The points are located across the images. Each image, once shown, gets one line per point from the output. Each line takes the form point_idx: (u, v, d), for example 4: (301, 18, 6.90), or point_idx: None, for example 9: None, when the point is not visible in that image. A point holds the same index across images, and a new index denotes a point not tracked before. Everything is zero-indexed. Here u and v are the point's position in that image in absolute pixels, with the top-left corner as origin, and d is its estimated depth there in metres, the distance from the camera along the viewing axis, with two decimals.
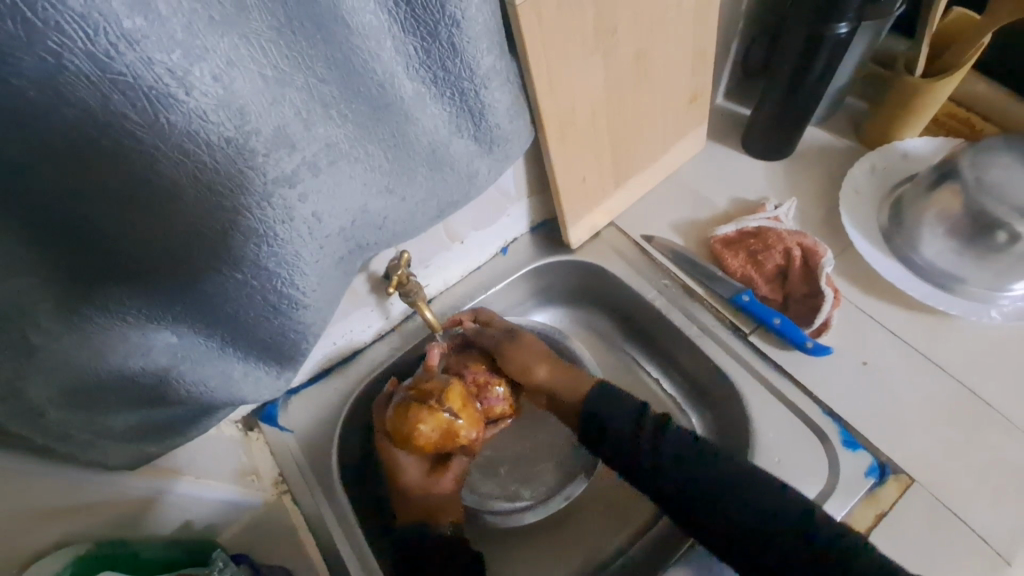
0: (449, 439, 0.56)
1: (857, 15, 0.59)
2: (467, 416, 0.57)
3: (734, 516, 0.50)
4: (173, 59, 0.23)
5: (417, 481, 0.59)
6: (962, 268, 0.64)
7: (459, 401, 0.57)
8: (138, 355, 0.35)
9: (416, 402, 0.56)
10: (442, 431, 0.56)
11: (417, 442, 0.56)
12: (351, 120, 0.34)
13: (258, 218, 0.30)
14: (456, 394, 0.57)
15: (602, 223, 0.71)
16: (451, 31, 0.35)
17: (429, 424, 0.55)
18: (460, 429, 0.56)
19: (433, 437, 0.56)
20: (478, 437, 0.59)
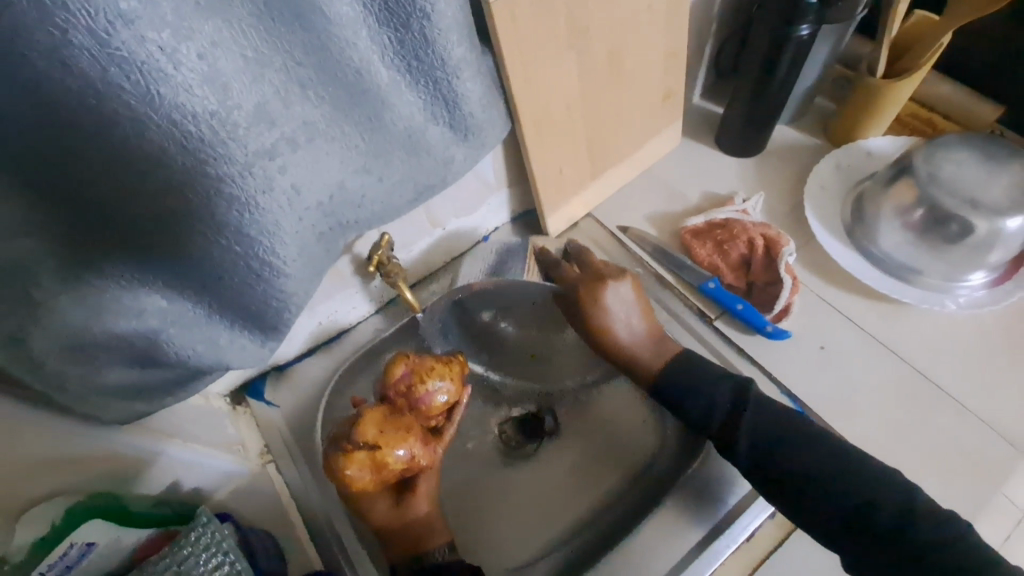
0: (382, 469, 0.53)
1: (818, 17, 0.62)
2: (388, 439, 0.53)
3: (805, 478, 0.51)
4: (163, 38, 0.27)
5: (389, 518, 0.56)
6: (917, 260, 0.67)
7: (375, 426, 0.53)
8: (131, 316, 0.38)
9: (335, 449, 0.53)
10: (369, 467, 0.52)
11: (357, 486, 0.53)
12: (327, 102, 0.37)
13: (239, 186, 0.33)
14: (370, 422, 0.53)
15: (579, 215, 0.75)
16: (422, 24, 0.38)
17: (353, 467, 0.52)
18: (384, 456, 0.52)
19: (363, 476, 0.52)
20: (416, 451, 0.54)
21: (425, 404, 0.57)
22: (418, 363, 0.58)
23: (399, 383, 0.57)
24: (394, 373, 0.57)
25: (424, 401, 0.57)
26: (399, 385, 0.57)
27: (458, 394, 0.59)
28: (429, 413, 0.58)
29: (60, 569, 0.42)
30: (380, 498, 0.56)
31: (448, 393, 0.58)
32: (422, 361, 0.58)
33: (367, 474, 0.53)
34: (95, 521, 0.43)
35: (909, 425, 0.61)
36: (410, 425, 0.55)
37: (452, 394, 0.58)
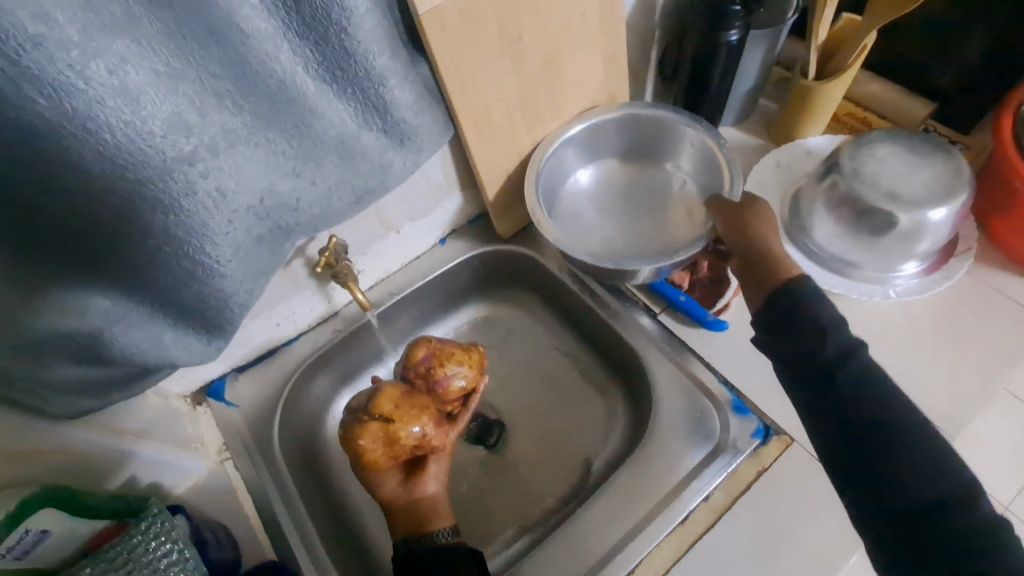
0: (394, 444, 0.58)
1: (745, 23, 0.66)
2: (403, 416, 0.58)
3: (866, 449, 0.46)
4: (72, 57, 0.29)
5: (397, 494, 0.60)
6: (851, 253, 0.70)
7: (391, 402, 0.58)
8: (74, 316, 0.40)
9: (353, 420, 0.59)
10: (382, 439, 0.57)
11: (369, 458, 0.58)
12: (249, 111, 0.40)
13: (161, 189, 0.37)
14: (387, 398, 0.58)
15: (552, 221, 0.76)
16: (340, 36, 0.41)
17: (368, 438, 0.57)
18: (397, 430, 0.57)
19: (376, 447, 0.57)
20: (428, 431, 0.59)
21: (442, 387, 0.61)
22: (439, 348, 0.63)
23: (421, 365, 0.62)
24: (415, 356, 0.62)
25: (442, 384, 0.61)
26: (420, 367, 0.62)
27: (475, 381, 0.63)
28: (447, 397, 0.62)
29: (16, 555, 0.45)
30: (388, 475, 0.60)
31: (465, 378, 0.62)
32: (443, 346, 0.63)
33: (386, 446, 0.58)
34: (49, 510, 0.45)
35: None
36: (425, 405, 0.60)
37: (469, 381, 0.63)
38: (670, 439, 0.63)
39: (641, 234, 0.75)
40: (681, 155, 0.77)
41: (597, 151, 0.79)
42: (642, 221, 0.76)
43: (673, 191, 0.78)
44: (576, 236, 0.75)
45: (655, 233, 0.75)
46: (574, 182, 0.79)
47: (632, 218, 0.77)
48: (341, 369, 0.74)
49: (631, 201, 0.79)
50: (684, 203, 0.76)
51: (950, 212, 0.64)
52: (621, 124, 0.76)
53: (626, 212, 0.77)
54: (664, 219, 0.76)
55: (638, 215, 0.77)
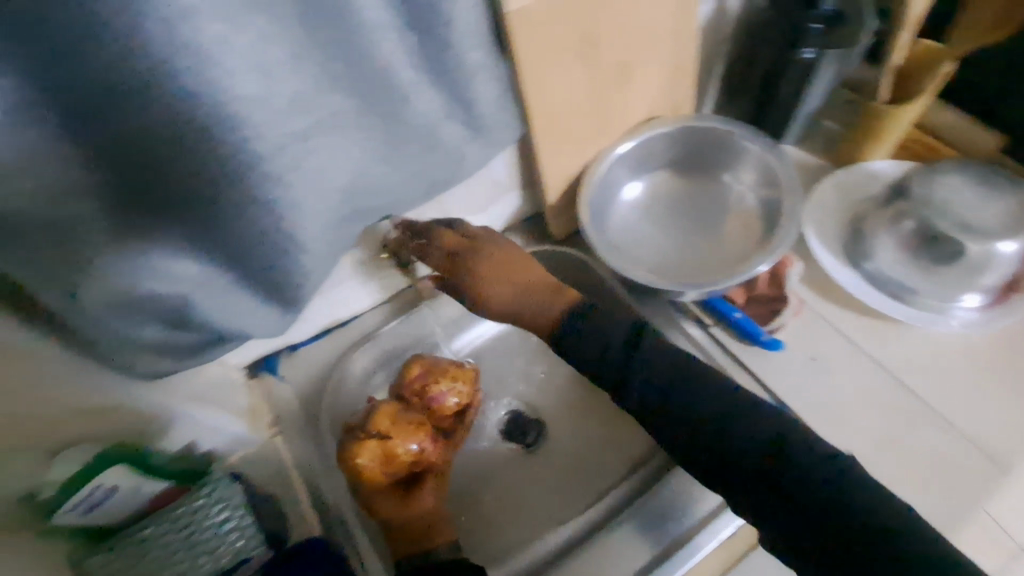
0: (391, 460, 0.58)
1: (822, 42, 0.65)
2: (400, 431, 0.59)
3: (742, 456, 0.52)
4: (219, 29, 0.31)
5: (396, 514, 0.58)
6: (913, 280, 0.69)
7: (388, 418, 0.59)
8: (166, 280, 0.41)
9: (350, 439, 0.59)
10: (380, 455, 0.58)
11: (367, 475, 0.57)
12: (354, 95, 0.42)
13: (272, 164, 0.38)
14: (383, 415, 0.59)
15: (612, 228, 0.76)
16: (443, 28, 0.43)
17: (365, 456, 0.57)
18: (394, 445, 0.58)
19: (374, 464, 0.57)
20: (425, 446, 0.60)
21: (437, 403, 0.63)
22: (433, 366, 0.65)
23: (415, 383, 0.64)
24: (410, 374, 0.65)
25: (437, 401, 0.63)
26: (415, 385, 0.64)
27: (469, 396, 0.65)
28: (442, 413, 0.64)
29: (81, 510, 0.47)
30: (387, 494, 0.59)
31: (459, 395, 0.64)
32: (437, 363, 0.65)
33: (382, 463, 0.58)
34: (120, 467, 0.48)
35: (896, 438, 0.63)
36: (421, 422, 0.61)
37: (463, 399, 0.65)
38: None
39: (701, 247, 0.75)
40: (743, 169, 0.76)
41: (645, 166, 0.78)
42: (703, 234, 0.75)
43: (730, 203, 0.76)
44: (632, 252, 0.75)
45: (712, 248, 0.74)
46: (625, 198, 0.78)
47: (692, 231, 0.76)
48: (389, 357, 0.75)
49: (694, 213, 0.77)
50: (741, 218, 0.75)
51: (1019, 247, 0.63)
52: (688, 137, 0.76)
53: (687, 224, 0.76)
54: (720, 232, 0.75)
55: (700, 229, 0.76)
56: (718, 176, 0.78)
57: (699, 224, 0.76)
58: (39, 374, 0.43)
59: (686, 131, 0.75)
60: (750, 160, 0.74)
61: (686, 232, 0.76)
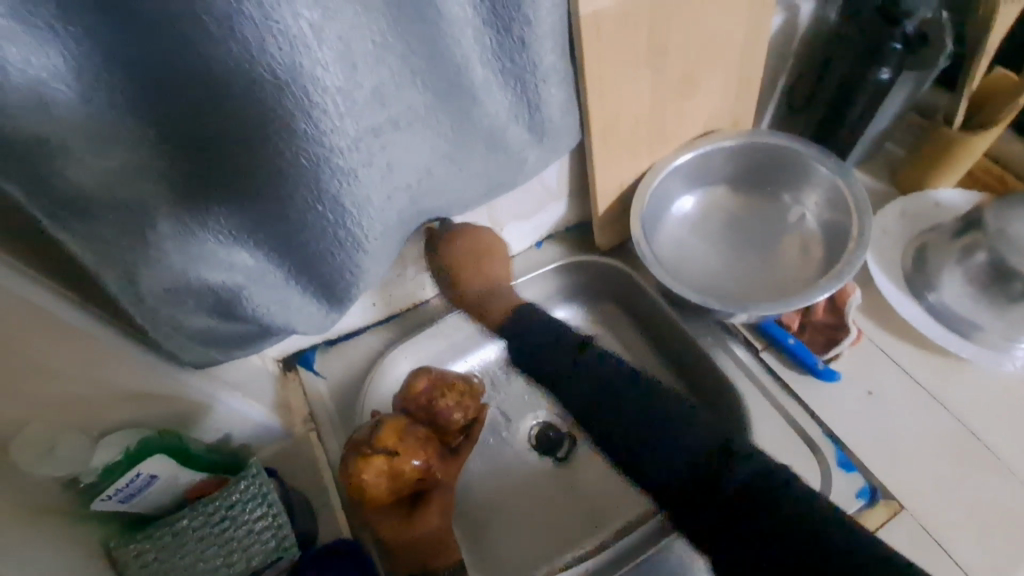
0: (398, 477, 0.55)
1: (899, 62, 0.62)
2: (406, 447, 0.55)
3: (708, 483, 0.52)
4: (313, 16, 0.31)
5: (399, 532, 0.55)
6: (981, 317, 0.65)
7: (395, 433, 0.55)
8: (222, 269, 0.41)
9: (353, 454, 0.55)
10: (386, 472, 0.54)
11: (371, 494, 0.54)
12: (430, 93, 0.40)
13: (346, 159, 0.37)
14: (390, 429, 0.55)
15: (661, 243, 0.74)
16: (523, 27, 0.41)
17: (370, 473, 0.53)
18: (401, 463, 0.55)
19: (380, 482, 0.54)
20: (431, 463, 0.57)
21: (444, 418, 0.60)
22: (440, 379, 0.61)
23: (421, 397, 0.61)
24: (415, 387, 0.61)
25: (443, 415, 0.60)
26: (421, 398, 0.60)
27: (476, 411, 0.62)
28: (447, 428, 0.61)
29: (119, 498, 0.47)
30: (392, 510, 0.56)
31: (466, 410, 0.62)
32: (444, 376, 0.62)
33: (389, 481, 0.55)
34: (159, 457, 0.48)
35: (956, 483, 0.59)
36: (427, 438, 0.58)
37: (469, 413, 0.62)
38: None
39: (753, 270, 0.72)
40: (802, 189, 0.73)
41: (699, 180, 0.75)
42: (756, 257, 0.73)
43: (786, 223, 0.74)
44: (681, 269, 0.73)
45: (766, 269, 0.72)
46: (677, 211, 0.76)
47: (745, 253, 0.73)
48: None
49: (747, 234, 0.74)
50: (798, 239, 0.73)
51: None
52: (745, 154, 0.73)
53: (740, 245, 0.74)
54: (776, 253, 0.73)
55: (752, 251, 0.73)
56: (772, 195, 0.75)
57: (752, 247, 0.74)
58: (91, 357, 0.42)
59: (745, 147, 0.73)
60: (808, 181, 0.72)
61: (738, 254, 0.73)
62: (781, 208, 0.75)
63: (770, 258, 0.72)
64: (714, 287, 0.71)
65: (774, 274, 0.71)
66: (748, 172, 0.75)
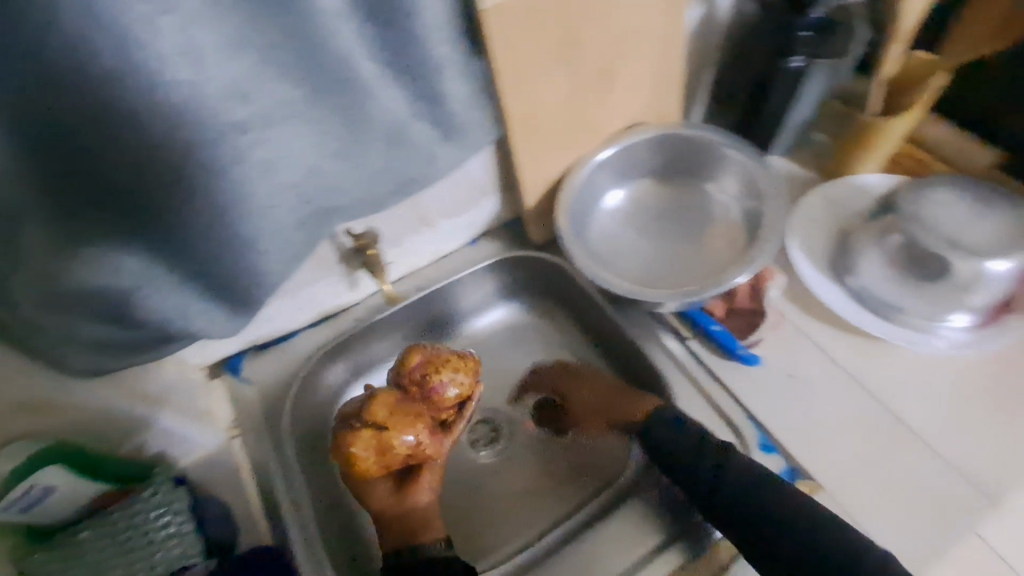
0: (386, 452, 0.55)
1: (807, 51, 0.63)
2: (397, 423, 0.55)
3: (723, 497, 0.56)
4: (143, 9, 0.30)
5: (387, 504, 0.57)
6: (899, 298, 0.66)
7: (385, 408, 0.56)
8: (107, 273, 0.40)
9: (345, 427, 0.56)
10: (374, 447, 0.55)
11: (359, 467, 0.55)
12: (305, 86, 0.40)
13: (212, 153, 0.37)
14: (382, 404, 0.56)
15: (590, 235, 0.74)
16: (404, 19, 0.41)
17: (359, 445, 0.54)
18: (390, 438, 0.55)
19: (368, 456, 0.55)
20: (423, 440, 0.56)
21: (436, 395, 0.59)
22: (433, 354, 0.61)
23: (414, 372, 0.60)
24: (408, 363, 0.60)
25: (437, 391, 0.59)
26: (413, 374, 0.60)
27: (470, 388, 0.61)
28: (440, 405, 0.60)
29: (18, 508, 0.46)
30: (381, 482, 0.57)
31: (459, 386, 0.60)
32: (438, 352, 0.61)
33: (381, 456, 0.55)
34: (52, 469, 0.46)
35: (875, 462, 0.60)
36: (419, 413, 0.57)
37: (464, 389, 0.60)
38: None
39: (681, 258, 0.73)
40: (724, 177, 0.74)
41: (628, 173, 0.76)
42: (685, 246, 0.73)
43: (713, 212, 0.75)
44: (611, 261, 0.73)
45: (694, 258, 0.72)
46: (608, 205, 0.76)
47: (673, 243, 0.74)
48: (358, 361, 0.73)
49: (675, 225, 0.75)
50: (725, 228, 0.73)
51: (1011, 266, 0.59)
52: (670, 145, 0.74)
53: (667, 235, 0.74)
54: (703, 242, 0.73)
55: (680, 241, 0.74)
56: (699, 185, 0.76)
57: (681, 236, 0.74)
58: None
59: (668, 141, 0.73)
60: (731, 169, 0.73)
61: (665, 244, 0.74)
62: (708, 198, 0.75)
63: (699, 247, 0.73)
64: (644, 278, 0.71)
65: (701, 262, 0.72)
66: (674, 164, 0.76)
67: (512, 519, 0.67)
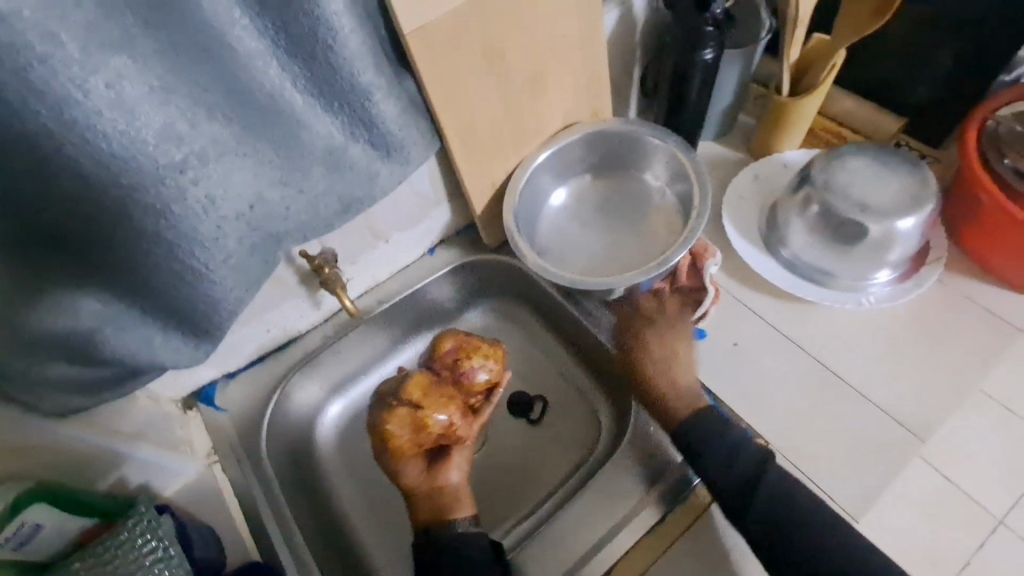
0: (421, 430, 0.60)
1: (718, 43, 0.68)
2: (430, 403, 0.61)
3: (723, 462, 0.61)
4: (74, 73, 0.33)
5: (420, 483, 0.61)
6: (826, 262, 0.71)
7: (420, 389, 0.61)
8: (68, 314, 0.42)
9: (382, 406, 0.61)
10: (409, 425, 0.60)
11: (396, 443, 0.60)
12: (237, 122, 0.43)
13: (155, 193, 0.40)
14: (416, 385, 0.61)
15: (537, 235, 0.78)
16: (326, 52, 0.44)
17: (396, 422, 0.60)
18: (424, 416, 0.60)
19: (404, 433, 0.60)
20: (455, 420, 0.61)
21: (467, 379, 0.64)
22: (465, 342, 0.65)
23: (446, 357, 0.65)
24: (441, 348, 0.65)
25: (468, 375, 0.64)
26: (446, 359, 0.65)
27: (499, 374, 0.65)
28: (471, 389, 0.64)
29: (11, 546, 0.48)
30: (415, 461, 0.61)
31: (489, 372, 0.64)
32: (471, 340, 0.66)
33: (416, 433, 0.60)
34: (40, 506, 0.47)
35: (817, 415, 0.65)
36: (452, 395, 0.62)
37: (494, 374, 0.65)
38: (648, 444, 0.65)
39: (625, 247, 0.77)
40: (656, 166, 0.79)
41: (567, 172, 0.80)
42: (628, 236, 0.78)
43: (650, 200, 0.79)
44: (561, 257, 0.77)
45: (637, 245, 0.77)
46: (552, 205, 0.81)
47: (617, 234, 0.78)
48: (329, 376, 0.75)
49: (616, 216, 0.79)
50: (663, 214, 0.78)
51: (916, 222, 0.65)
52: (600, 142, 0.78)
53: (611, 228, 0.79)
54: (645, 229, 0.78)
55: (623, 231, 0.78)
56: (634, 177, 0.81)
57: (623, 227, 0.79)
58: None
59: (596, 137, 0.77)
60: (660, 157, 0.77)
61: (609, 235, 0.78)
62: (644, 188, 0.80)
63: (640, 235, 0.77)
64: (593, 270, 0.76)
65: (644, 248, 0.76)
66: (608, 160, 0.80)
67: (494, 511, 0.70)
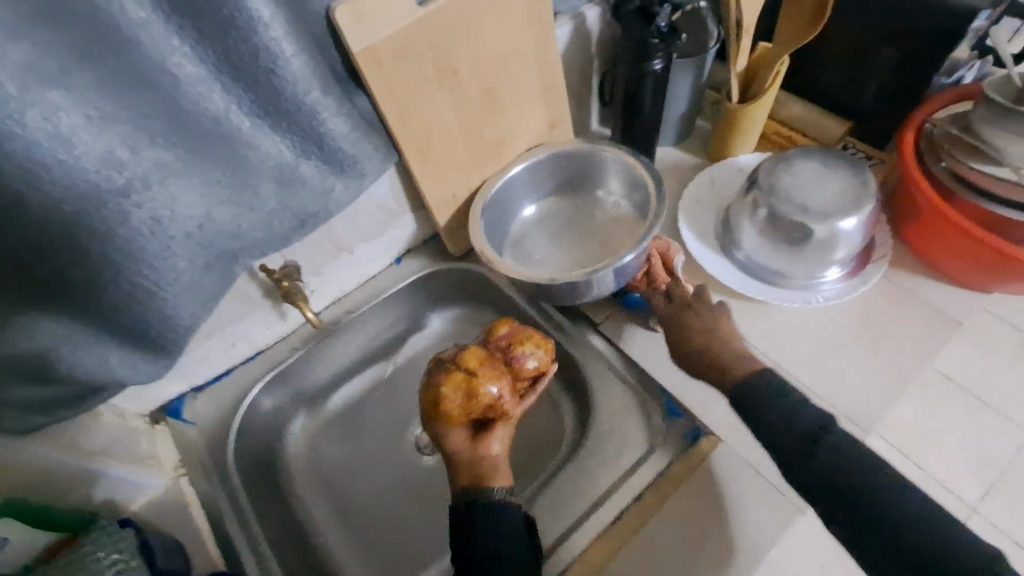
0: (472, 398, 0.59)
1: (664, 53, 0.70)
2: (484, 373, 0.59)
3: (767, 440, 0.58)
4: (9, 107, 0.34)
5: (462, 450, 0.60)
6: (777, 263, 0.73)
7: (476, 359, 0.60)
8: (23, 335, 0.46)
9: (438, 370, 0.60)
10: (462, 391, 0.59)
11: (447, 408, 0.59)
12: (182, 146, 0.44)
13: (101, 216, 0.42)
14: (473, 355, 0.60)
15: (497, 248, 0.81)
16: (267, 75, 0.46)
17: (449, 387, 0.59)
18: (477, 386, 0.59)
19: (456, 398, 0.59)
20: (504, 395, 0.60)
21: (517, 364, 0.62)
22: (520, 329, 0.64)
23: (501, 340, 0.64)
24: (497, 331, 0.64)
25: (518, 360, 0.62)
26: (500, 342, 0.63)
27: (547, 364, 0.63)
28: (521, 375, 0.62)
29: None
30: (460, 428, 0.60)
31: (538, 361, 0.63)
32: (525, 329, 0.65)
33: (466, 403, 0.59)
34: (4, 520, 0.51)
35: None
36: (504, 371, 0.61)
37: (543, 364, 0.63)
38: (608, 441, 0.67)
39: (582, 258, 0.79)
40: (608, 180, 0.81)
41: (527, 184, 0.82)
42: (585, 248, 0.80)
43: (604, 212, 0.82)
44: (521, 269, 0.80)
45: (592, 257, 0.79)
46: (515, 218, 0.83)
47: (574, 245, 0.81)
48: (297, 387, 0.76)
49: (573, 230, 0.82)
50: (617, 226, 0.81)
51: (858, 222, 0.67)
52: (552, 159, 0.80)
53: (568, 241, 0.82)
54: (602, 240, 0.80)
55: (581, 243, 0.81)
56: (587, 192, 0.84)
57: (580, 239, 0.81)
58: None
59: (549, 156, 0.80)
60: (611, 172, 0.80)
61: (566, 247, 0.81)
62: (598, 200, 0.83)
63: (596, 247, 0.80)
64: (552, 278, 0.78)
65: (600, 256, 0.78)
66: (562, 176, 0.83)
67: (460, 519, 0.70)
